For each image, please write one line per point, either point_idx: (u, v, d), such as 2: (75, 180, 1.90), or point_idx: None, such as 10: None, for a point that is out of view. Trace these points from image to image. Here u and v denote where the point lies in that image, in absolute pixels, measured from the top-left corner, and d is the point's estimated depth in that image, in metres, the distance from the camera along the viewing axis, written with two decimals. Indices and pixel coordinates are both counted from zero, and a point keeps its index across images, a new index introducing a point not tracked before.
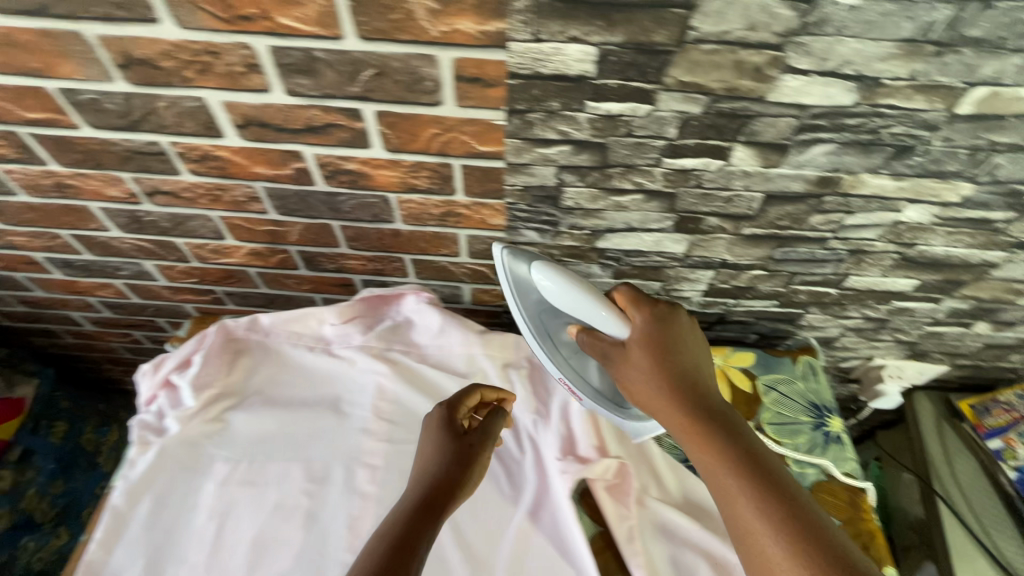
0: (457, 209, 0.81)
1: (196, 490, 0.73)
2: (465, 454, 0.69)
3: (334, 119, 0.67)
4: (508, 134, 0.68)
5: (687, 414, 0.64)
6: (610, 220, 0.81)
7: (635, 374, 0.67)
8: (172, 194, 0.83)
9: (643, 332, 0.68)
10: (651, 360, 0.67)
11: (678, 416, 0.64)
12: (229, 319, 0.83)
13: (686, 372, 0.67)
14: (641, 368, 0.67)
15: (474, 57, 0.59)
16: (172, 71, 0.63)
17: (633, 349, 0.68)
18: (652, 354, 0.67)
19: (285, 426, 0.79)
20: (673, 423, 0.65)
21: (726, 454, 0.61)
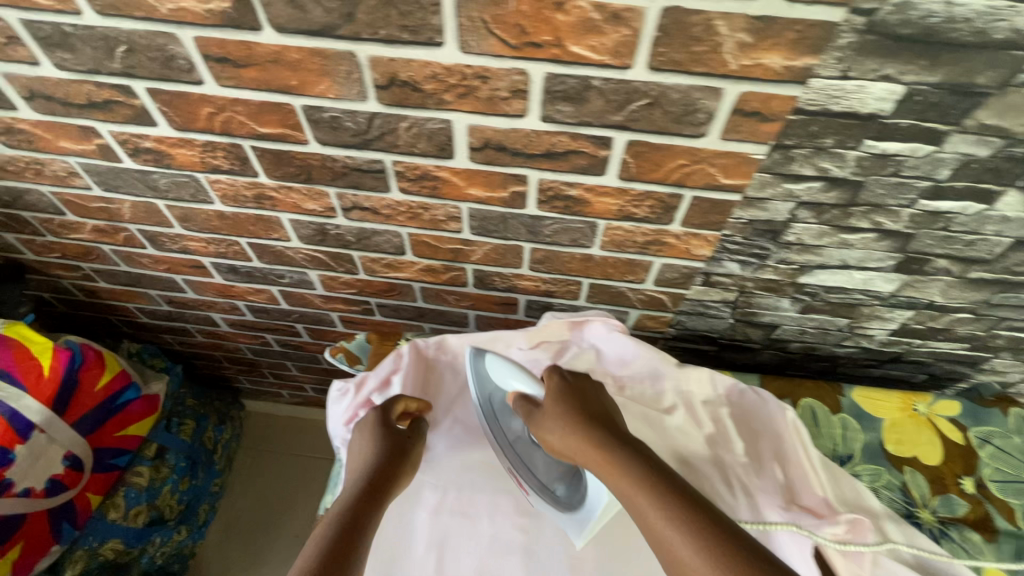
0: (666, 238, 0.78)
1: (411, 520, 0.87)
2: (398, 449, 0.74)
3: (579, 147, 0.65)
4: (760, 168, 0.64)
5: (589, 450, 0.66)
6: (827, 256, 0.77)
7: (555, 429, 0.70)
8: (370, 210, 0.82)
9: (552, 393, 0.73)
10: (562, 414, 0.70)
11: (590, 451, 0.66)
12: (421, 339, 0.84)
13: (596, 411, 0.70)
14: (557, 417, 0.70)
15: (765, 92, 0.56)
16: (431, 94, 0.61)
17: (546, 406, 0.72)
18: (571, 407, 0.70)
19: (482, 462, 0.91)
20: (590, 461, 0.65)
21: (625, 478, 0.61)
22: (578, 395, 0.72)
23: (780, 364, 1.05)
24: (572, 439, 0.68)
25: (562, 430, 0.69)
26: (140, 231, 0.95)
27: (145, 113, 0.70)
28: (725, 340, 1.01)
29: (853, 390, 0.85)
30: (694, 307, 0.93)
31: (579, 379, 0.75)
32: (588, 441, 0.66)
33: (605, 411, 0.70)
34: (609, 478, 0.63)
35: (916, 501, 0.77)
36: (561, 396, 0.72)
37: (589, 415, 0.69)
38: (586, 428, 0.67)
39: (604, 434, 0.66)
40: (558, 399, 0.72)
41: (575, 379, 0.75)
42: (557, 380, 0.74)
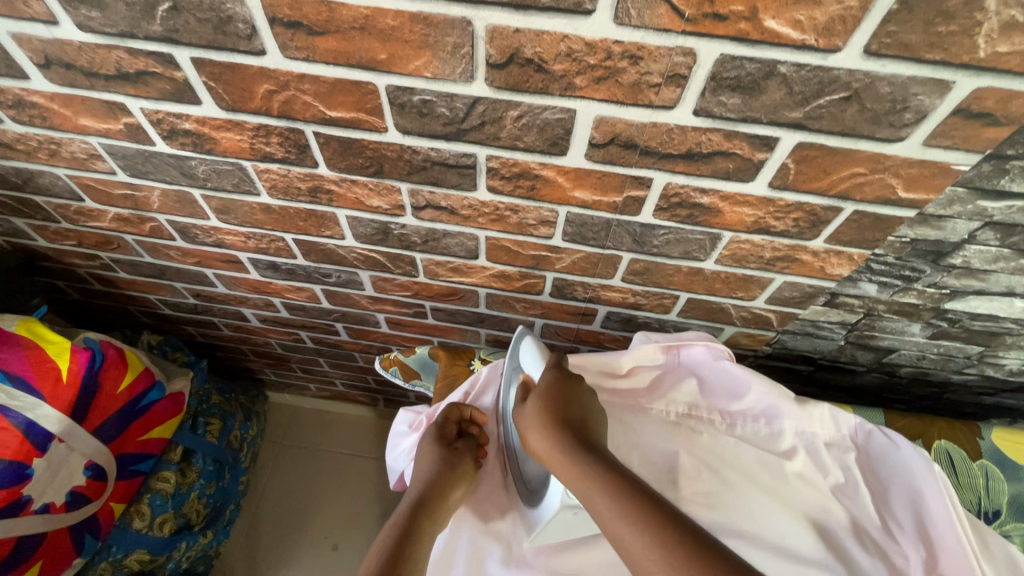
0: (800, 255, 0.66)
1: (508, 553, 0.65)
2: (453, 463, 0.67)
3: (731, 148, 0.53)
4: (957, 181, 0.52)
5: (555, 453, 0.58)
6: (991, 282, 0.65)
7: (528, 423, 0.62)
8: (447, 210, 0.69)
9: (539, 388, 0.63)
10: (538, 409, 0.62)
11: (560, 458, 0.57)
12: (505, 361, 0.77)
13: (576, 418, 0.60)
14: (534, 423, 0.61)
15: (1008, 89, 0.43)
16: (560, 77, 0.48)
17: (528, 401, 0.64)
18: (549, 406, 0.61)
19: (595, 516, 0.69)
20: (555, 466, 0.58)
21: (583, 482, 0.54)
22: (563, 393, 0.62)
23: (881, 388, 0.94)
24: (542, 438, 0.60)
25: (537, 423, 0.61)
26: (170, 221, 0.82)
27: (188, 88, 0.57)
28: (826, 361, 0.90)
29: (994, 432, 0.73)
30: (803, 327, 0.82)
31: (569, 373, 0.65)
32: (558, 446, 0.58)
33: (585, 415, 0.61)
34: (571, 482, 0.55)
35: None
36: (547, 390, 0.63)
37: (566, 416, 0.60)
38: (552, 429, 0.59)
39: (574, 437, 0.58)
40: (542, 393, 0.62)
41: (565, 372, 0.65)
42: (546, 372, 0.65)
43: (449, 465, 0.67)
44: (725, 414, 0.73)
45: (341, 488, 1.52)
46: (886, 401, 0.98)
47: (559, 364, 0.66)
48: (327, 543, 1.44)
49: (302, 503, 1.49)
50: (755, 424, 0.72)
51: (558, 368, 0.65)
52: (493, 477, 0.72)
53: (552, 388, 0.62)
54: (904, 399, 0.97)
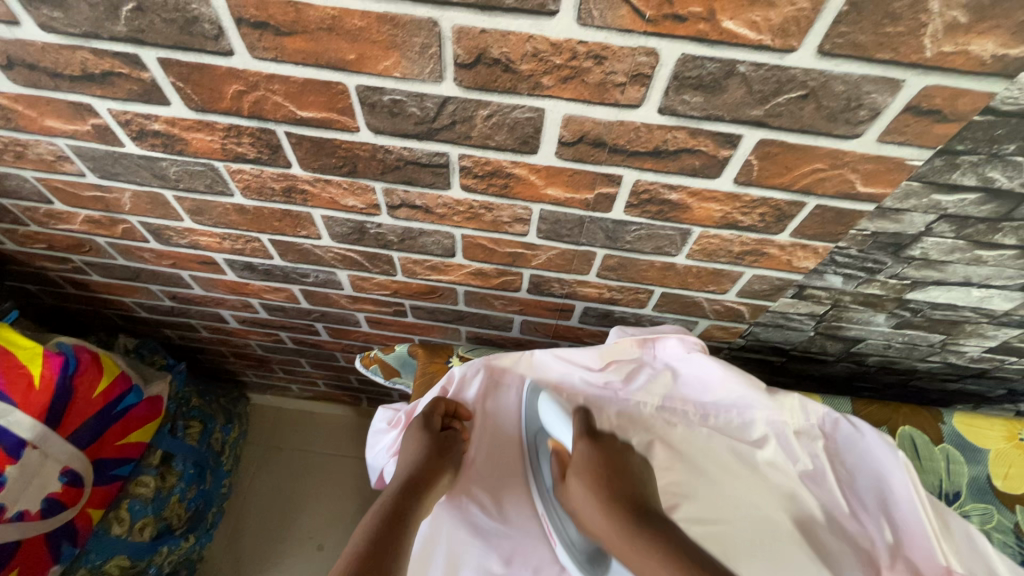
0: (767, 248, 0.67)
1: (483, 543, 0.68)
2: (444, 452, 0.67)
3: (696, 145, 0.54)
4: (912, 175, 0.54)
5: (611, 534, 0.59)
6: (949, 272, 0.68)
7: (577, 502, 0.64)
8: (422, 209, 0.70)
9: (578, 464, 0.65)
10: (584, 488, 0.63)
11: (612, 536, 0.59)
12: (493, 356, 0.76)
13: (627, 490, 0.62)
14: (580, 506, 0.63)
15: (954, 87, 0.45)
16: (528, 76, 0.49)
17: (571, 478, 0.65)
18: (593, 486, 0.62)
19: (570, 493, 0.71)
20: (610, 543, 0.59)
21: (644, 564, 0.55)
22: (604, 465, 0.64)
23: (851, 376, 0.97)
24: (593, 521, 0.61)
25: (586, 498, 0.62)
26: (142, 223, 0.82)
27: (155, 89, 0.57)
28: (797, 352, 0.92)
29: (954, 416, 0.76)
30: (774, 319, 0.84)
31: (603, 441, 0.66)
32: (612, 526, 0.59)
33: (631, 481, 0.63)
34: (631, 562, 0.56)
35: None
36: (585, 465, 0.64)
37: (617, 490, 0.61)
38: (603, 510, 0.60)
39: (626, 516, 0.59)
40: (583, 469, 0.64)
41: (601, 441, 0.66)
42: (580, 443, 0.66)
43: (436, 453, 0.66)
44: (701, 408, 0.75)
45: (329, 486, 1.52)
46: (856, 389, 1.01)
47: (589, 430, 0.67)
48: (311, 543, 1.44)
49: (286, 504, 1.49)
50: (728, 416, 0.74)
51: (589, 438, 0.66)
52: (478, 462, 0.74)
53: (593, 463, 0.63)
54: (873, 387, 1.00)
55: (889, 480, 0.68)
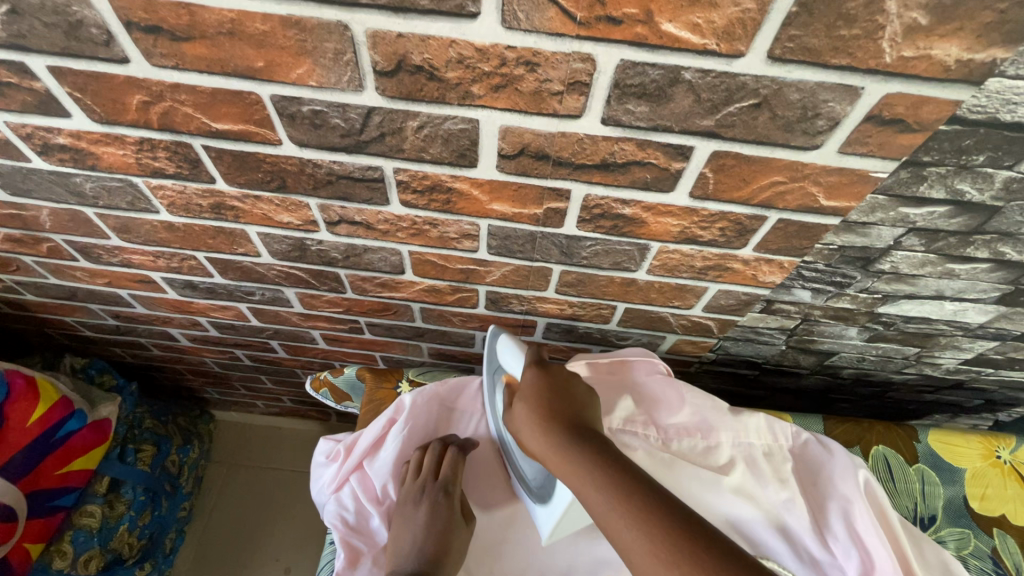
0: (731, 263, 0.64)
1: None
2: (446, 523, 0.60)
3: (645, 157, 0.50)
4: (877, 188, 0.50)
5: (552, 453, 0.52)
6: (920, 286, 0.64)
7: (520, 427, 0.56)
8: (363, 225, 0.65)
9: (524, 390, 0.57)
10: (527, 412, 0.56)
11: (556, 449, 0.52)
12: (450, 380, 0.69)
13: (580, 416, 0.54)
14: (525, 426, 0.55)
15: (917, 94, 0.41)
16: (455, 85, 0.44)
17: (514, 405, 0.58)
18: (538, 407, 0.55)
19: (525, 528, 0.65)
20: (551, 464, 0.52)
21: (581, 483, 0.48)
22: (549, 392, 0.56)
23: (826, 388, 0.94)
24: (535, 438, 0.54)
25: (527, 425, 0.55)
26: (68, 242, 0.76)
27: (52, 100, 0.51)
28: (770, 366, 0.89)
29: (930, 434, 0.72)
30: (743, 334, 0.80)
31: (551, 367, 0.59)
32: (551, 444, 0.52)
33: (581, 408, 0.55)
34: (570, 484, 0.49)
35: (1008, 571, 0.65)
36: (531, 391, 0.57)
37: (561, 414, 0.54)
38: (545, 429, 0.53)
39: (568, 434, 0.52)
40: (528, 396, 0.56)
41: (549, 368, 0.59)
42: (528, 370, 0.58)
43: (438, 528, 0.59)
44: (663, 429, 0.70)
45: (298, 503, 1.47)
46: (833, 401, 0.98)
47: (539, 358, 0.60)
48: (279, 566, 1.38)
49: (252, 525, 1.43)
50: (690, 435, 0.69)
51: (538, 365, 0.59)
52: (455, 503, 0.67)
53: (538, 388, 0.56)
54: (850, 398, 0.97)
55: (859, 510, 0.64)
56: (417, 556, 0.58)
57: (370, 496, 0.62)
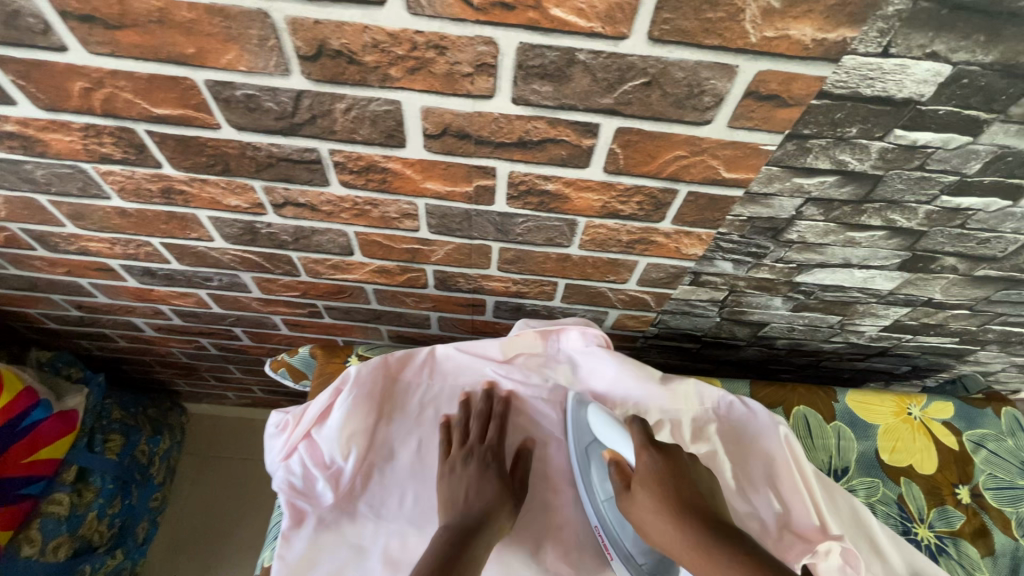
0: (654, 236, 0.68)
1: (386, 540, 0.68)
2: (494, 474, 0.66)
3: (557, 135, 0.54)
4: (769, 161, 0.55)
5: (683, 548, 0.52)
6: (829, 255, 0.69)
7: (642, 517, 0.57)
8: (307, 207, 0.68)
9: (644, 474, 0.58)
10: (649, 500, 0.57)
11: (686, 541, 0.52)
12: (394, 355, 0.73)
13: (710, 502, 0.55)
14: (648, 512, 0.56)
15: (786, 71, 0.46)
16: (373, 68, 0.48)
17: (635, 490, 0.58)
18: (656, 492, 0.56)
19: None
20: (682, 558, 0.53)
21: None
22: (670, 475, 0.58)
23: (764, 359, 0.99)
24: (661, 530, 0.55)
25: (651, 513, 0.56)
26: (24, 230, 0.78)
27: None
28: (709, 338, 0.94)
29: (847, 394, 0.78)
30: (678, 307, 0.85)
31: (670, 452, 0.60)
32: (680, 537, 0.53)
33: (699, 490, 0.56)
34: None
35: (912, 515, 0.71)
36: (650, 474, 0.58)
37: (682, 499, 0.55)
38: (676, 519, 0.54)
39: (697, 525, 0.52)
40: (647, 478, 0.58)
41: (666, 452, 0.60)
42: (644, 455, 0.60)
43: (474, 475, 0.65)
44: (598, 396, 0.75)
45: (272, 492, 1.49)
46: (774, 372, 1.04)
47: (650, 440, 0.61)
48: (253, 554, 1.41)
49: (225, 514, 1.45)
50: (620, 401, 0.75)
51: (654, 448, 0.60)
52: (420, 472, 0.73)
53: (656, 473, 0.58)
54: (789, 368, 1.02)
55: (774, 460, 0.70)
56: (465, 507, 0.62)
57: (317, 462, 0.65)
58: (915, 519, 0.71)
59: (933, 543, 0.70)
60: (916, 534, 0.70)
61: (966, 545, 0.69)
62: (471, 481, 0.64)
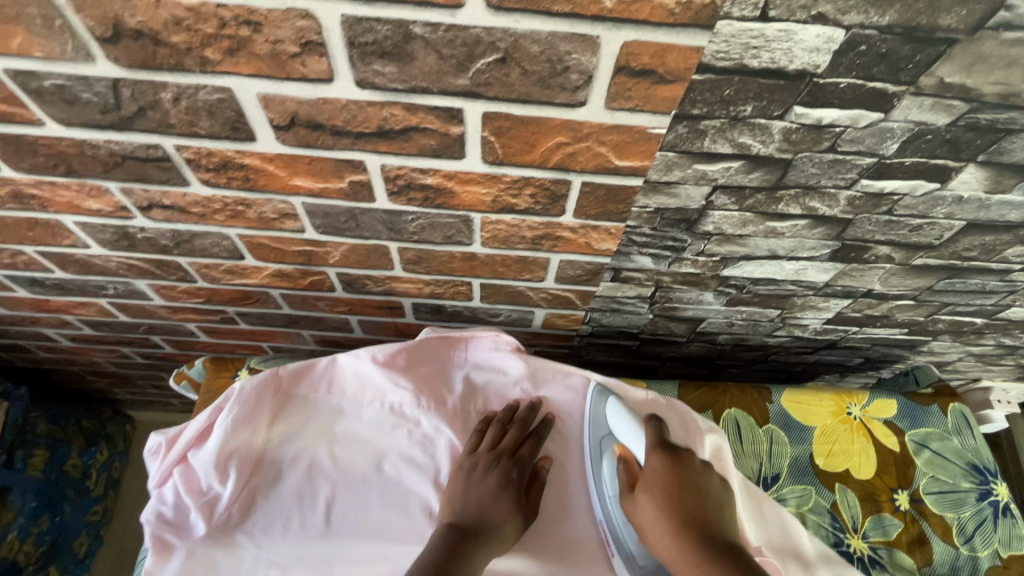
0: (559, 231, 0.62)
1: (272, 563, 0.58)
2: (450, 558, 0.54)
3: (420, 122, 0.47)
4: (663, 146, 0.49)
5: (684, 566, 0.52)
6: (752, 246, 0.63)
7: (644, 523, 0.56)
8: (176, 209, 0.62)
9: (651, 482, 0.57)
10: (654, 507, 0.55)
11: (687, 560, 0.51)
12: (283, 368, 0.66)
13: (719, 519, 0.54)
14: (651, 523, 0.55)
15: (655, 42, 0.39)
16: (186, 49, 0.42)
17: (637, 492, 0.58)
18: (662, 505, 0.55)
19: (375, 498, 0.63)
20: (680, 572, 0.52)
21: None
22: (674, 485, 0.56)
23: (710, 355, 0.94)
24: (658, 536, 0.54)
25: (659, 528, 0.54)
26: None
27: None
28: (647, 335, 0.88)
29: (784, 394, 0.73)
30: (607, 304, 0.79)
31: (680, 458, 0.58)
32: (681, 553, 0.52)
33: (703, 503, 0.55)
34: None
35: (845, 525, 0.66)
36: (656, 483, 0.57)
37: (690, 512, 0.54)
38: (679, 533, 0.53)
39: (704, 542, 0.52)
40: (654, 487, 0.56)
41: (678, 454, 0.58)
42: (653, 455, 0.58)
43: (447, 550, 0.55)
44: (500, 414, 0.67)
45: None
46: (723, 367, 0.98)
47: (661, 441, 0.59)
48: None
49: None
50: (505, 410, 0.67)
51: (665, 452, 0.58)
52: (324, 485, 0.63)
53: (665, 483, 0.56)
54: (738, 363, 0.97)
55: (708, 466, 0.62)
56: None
57: (191, 490, 0.59)
58: (848, 528, 0.66)
59: (866, 555, 0.65)
60: (847, 544, 0.65)
61: (902, 555, 0.65)
62: (499, 486, 0.61)
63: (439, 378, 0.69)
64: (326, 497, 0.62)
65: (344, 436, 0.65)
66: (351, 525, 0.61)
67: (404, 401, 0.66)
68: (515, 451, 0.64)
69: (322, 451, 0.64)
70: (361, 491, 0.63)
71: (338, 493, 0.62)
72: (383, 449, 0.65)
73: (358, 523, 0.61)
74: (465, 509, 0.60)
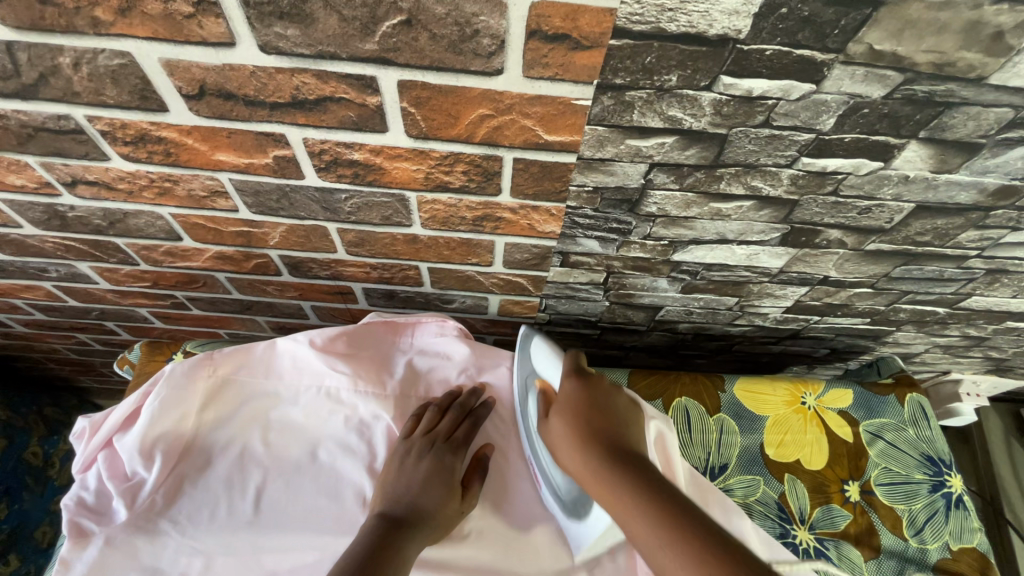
0: (498, 212, 0.60)
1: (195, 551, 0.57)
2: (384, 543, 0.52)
3: (334, 92, 0.45)
4: (591, 119, 0.47)
5: (588, 474, 0.50)
6: (699, 230, 0.62)
7: (556, 440, 0.55)
8: (101, 185, 0.59)
9: (564, 401, 0.56)
10: (564, 424, 0.54)
11: (590, 468, 0.50)
12: (219, 352, 0.64)
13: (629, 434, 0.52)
14: (561, 435, 0.54)
15: (563, 2, 0.37)
16: (74, 9, 0.40)
17: (552, 415, 0.57)
18: (570, 420, 0.54)
19: (306, 485, 0.61)
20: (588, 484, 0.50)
21: (618, 505, 0.46)
22: (585, 402, 0.55)
23: (672, 345, 0.92)
24: (571, 455, 0.53)
25: (567, 441, 0.53)
26: None
27: None
28: (606, 324, 0.86)
29: (737, 383, 0.71)
30: (560, 290, 0.77)
31: (592, 380, 0.57)
32: (584, 461, 0.51)
33: (614, 422, 0.53)
34: (618, 517, 0.46)
35: (792, 516, 0.64)
36: (569, 403, 0.56)
37: (594, 428, 0.52)
38: (582, 445, 0.52)
39: (603, 451, 0.50)
40: (566, 408, 0.55)
41: (590, 378, 0.58)
42: (568, 382, 0.58)
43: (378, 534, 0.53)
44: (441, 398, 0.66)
45: None
46: (688, 357, 0.97)
47: (577, 367, 0.59)
48: None
49: None
50: (446, 395, 0.66)
51: (576, 377, 0.58)
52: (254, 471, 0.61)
53: (575, 400, 0.55)
54: (702, 354, 0.95)
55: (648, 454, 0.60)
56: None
57: (114, 475, 0.58)
58: (796, 519, 0.64)
59: (813, 547, 0.63)
60: (793, 535, 0.63)
61: (850, 548, 0.63)
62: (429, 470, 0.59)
63: (380, 363, 0.67)
64: (255, 484, 0.60)
65: (279, 421, 0.63)
66: (280, 512, 0.59)
67: (341, 386, 0.64)
68: (451, 433, 0.62)
69: (253, 437, 0.62)
70: (293, 478, 0.61)
71: (269, 480, 0.61)
72: (318, 435, 0.63)
73: (288, 511, 0.59)
74: (395, 495, 0.58)
